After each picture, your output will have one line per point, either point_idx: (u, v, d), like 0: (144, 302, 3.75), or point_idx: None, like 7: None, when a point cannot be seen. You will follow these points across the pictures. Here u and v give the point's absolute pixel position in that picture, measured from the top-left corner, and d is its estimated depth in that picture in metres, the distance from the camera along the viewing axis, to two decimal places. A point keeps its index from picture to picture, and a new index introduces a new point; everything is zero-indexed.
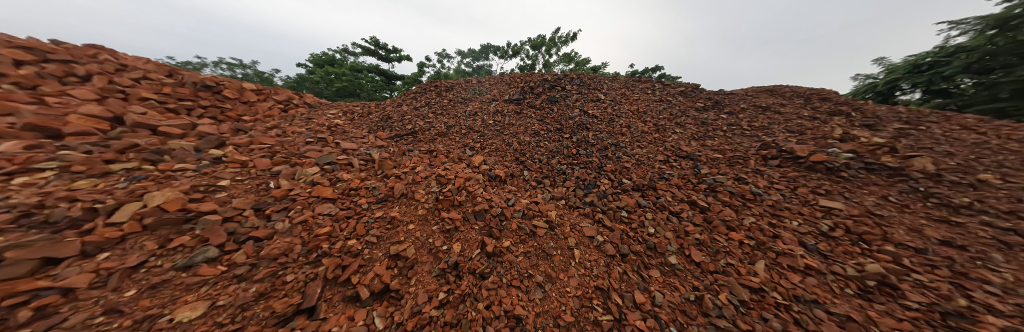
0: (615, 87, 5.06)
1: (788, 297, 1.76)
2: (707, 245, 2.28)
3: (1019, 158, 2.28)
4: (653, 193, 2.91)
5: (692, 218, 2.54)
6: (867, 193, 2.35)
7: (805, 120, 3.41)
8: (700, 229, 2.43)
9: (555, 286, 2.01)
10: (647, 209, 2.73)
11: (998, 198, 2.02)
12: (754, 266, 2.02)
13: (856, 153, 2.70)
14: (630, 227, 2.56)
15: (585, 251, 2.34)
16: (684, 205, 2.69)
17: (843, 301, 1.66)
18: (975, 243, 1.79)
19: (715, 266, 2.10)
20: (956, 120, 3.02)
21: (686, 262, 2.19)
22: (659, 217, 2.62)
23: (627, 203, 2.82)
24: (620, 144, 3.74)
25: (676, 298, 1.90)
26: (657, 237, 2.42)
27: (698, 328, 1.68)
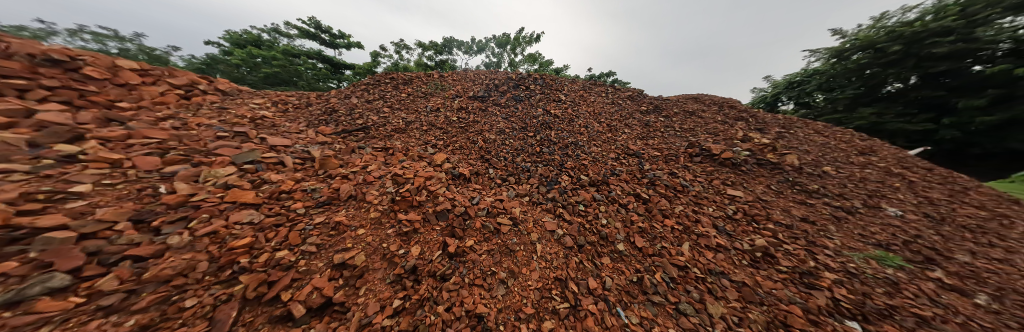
0: (575, 90, 5.36)
1: (705, 271, 2.13)
2: (648, 231, 2.59)
3: (842, 156, 3.21)
4: (605, 188, 3.18)
5: (636, 209, 2.86)
6: (759, 183, 2.96)
7: (722, 124, 4.13)
8: (642, 218, 2.74)
9: (518, 281, 2.05)
10: (600, 202, 2.97)
11: (832, 186, 2.78)
12: (682, 247, 2.38)
13: (752, 151, 3.36)
14: (585, 220, 2.76)
15: (546, 245, 2.44)
16: (630, 198, 3.01)
17: (740, 271, 2.09)
18: (820, 218, 2.43)
19: (654, 250, 2.40)
20: (812, 126, 4.01)
21: (631, 248, 2.46)
22: (610, 209, 2.88)
23: (583, 198, 3.04)
24: (579, 143, 3.99)
25: (623, 281, 2.12)
26: (608, 227, 2.66)
27: (640, 306, 1.91)
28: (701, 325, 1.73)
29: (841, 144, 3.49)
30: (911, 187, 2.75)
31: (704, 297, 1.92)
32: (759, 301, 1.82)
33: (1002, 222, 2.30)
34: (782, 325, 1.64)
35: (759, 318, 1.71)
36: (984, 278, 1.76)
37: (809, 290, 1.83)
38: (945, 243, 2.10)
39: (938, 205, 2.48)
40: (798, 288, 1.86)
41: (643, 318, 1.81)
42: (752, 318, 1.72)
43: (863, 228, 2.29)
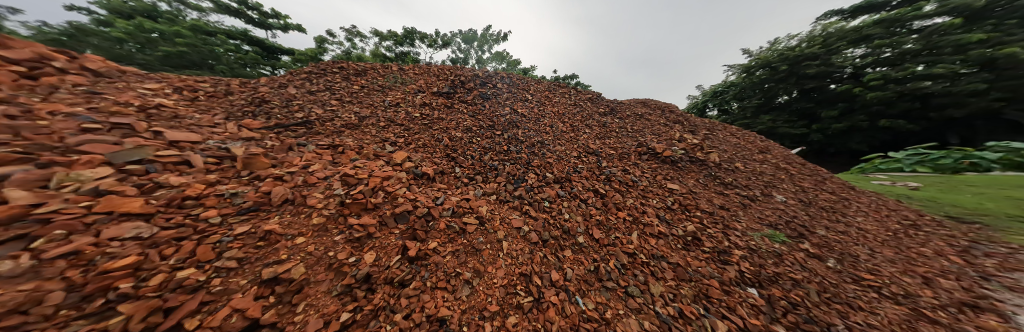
0: (540, 90, 5.53)
1: (649, 255, 2.41)
2: (604, 223, 2.82)
3: (750, 154, 3.94)
4: (568, 184, 3.36)
5: (595, 203, 3.08)
6: (691, 177, 3.45)
7: (664, 126, 4.70)
8: (599, 212, 2.97)
9: (483, 280, 2.04)
10: (562, 198, 3.13)
11: (742, 179, 3.41)
12: (631, 236, 2.64)
13: (686, 149, 3.90)
14: (549, 216, 2.86)
15: (512, 242, 2.47)
16: (589, 193, 3.23)
17: (677, 253, 2.41)
18: (734, 206, 2.95)
19: (609, 240, 2.62)
20: (730, 129, 4.83)
21: (590, 240, 2.63)
22: (572, 204, 3.05)
23: (548, 194, 3.16)
24: (545, 141, 4.13)
25: (583, 271, 2.26)
26: (570, 221, 2.82)
27: (596, 292, 2.07)
28: (647, 304, 1.96)
29: (749, 144, 4.29)
30: (792, 178, 3.53)
31: (648, 279, 2.18)
32: (688, 279, 2.16)
33: (842, 204, 3.12)
34: (704, 298, 2.00)
35: (688, 293, 2.04)
36: (828, 247, 2.40)
37: (723, 265, 2.25)
38: (811, 220, 2.76)
39: (806, 193, 3.25)
40: (716, 265, 2.26)
41: (598, 303, 1.98)
42: (682, 295, 2.03)
43: (762, 211, 2.85)
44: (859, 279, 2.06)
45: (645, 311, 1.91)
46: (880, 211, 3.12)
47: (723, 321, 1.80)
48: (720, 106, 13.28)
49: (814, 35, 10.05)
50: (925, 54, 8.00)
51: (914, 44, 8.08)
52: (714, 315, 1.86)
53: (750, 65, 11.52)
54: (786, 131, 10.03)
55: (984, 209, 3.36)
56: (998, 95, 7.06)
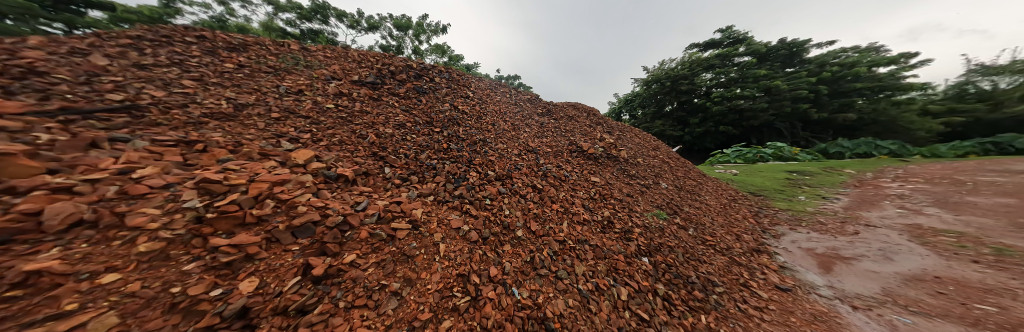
0: (481, 87, 5.46)
1: (576, 240, 2.70)
2: (540, 215, 2.98)
3: (649, 151, 4.93)
4: (509, 182, 3.41)
5: (533, 198, 3.23)
6: (609, 170, 4.07)
7: (589, 127, 5.38)
8: (535, 205, 3.13)
9: (414, 288, 1.86)
10: (503, 195, 3.16)
11: (642, 170, 4.21)
12: (562, 226, 2.89)
13: (605, 147, 4.55)
14: (490, 214, 2.83)
15: (450, 243, 2.33)
16: (526, 189, 3.36)
17: (597, 236, 2.79)
18: (638, 193, 3.62)
19: (545, 231, 2.78)
20: (636, 131, 5.92)
21: (528, 232, 2.72)
22: (512, 200, 3.11)
23: (489, 192, 3.13)
24: (487, 140, 4.10)
25: (520, 262, 2.33)
26: (509, 217, 2.85)
27: (531, 281, 2.18)
28: (573, 284, 2.21)
29: (648, 144, 5.38)
30: (672, 169, 4.57)
31: (574, 261, 2.44)
32: (604, 256, 2.52)
33: (701, 187, 4.25)
34: (615, 271, 2.38)
35: (603, 269, 2.39)
36: (691, 219, 3.23)
37: (628, 242, 2.74)
38: (682, 200, 3.64)
39: (681, 180, 4.27)
40: (623, 242, 2.72)
41: (532, 291, 2.09)
42: (599, 271, 2.36)
43: (654, 196, 3.60)
44: (706, 241, 2.86)
45: (570, 290, 2.14)
46: (720, 192, 4.41)
47: (627, 289, 2.19)
48: (629, 112, 15.97)
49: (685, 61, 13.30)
50: (743, 80, 11.68)
51: (735, 74, 11.82)
52: (622, 284, 2.25)
53: (648, 79, 14.32)
54: (669, 132, 13.20)
55: (766, 187, 5.21)
56: (775, 112, 11.03)
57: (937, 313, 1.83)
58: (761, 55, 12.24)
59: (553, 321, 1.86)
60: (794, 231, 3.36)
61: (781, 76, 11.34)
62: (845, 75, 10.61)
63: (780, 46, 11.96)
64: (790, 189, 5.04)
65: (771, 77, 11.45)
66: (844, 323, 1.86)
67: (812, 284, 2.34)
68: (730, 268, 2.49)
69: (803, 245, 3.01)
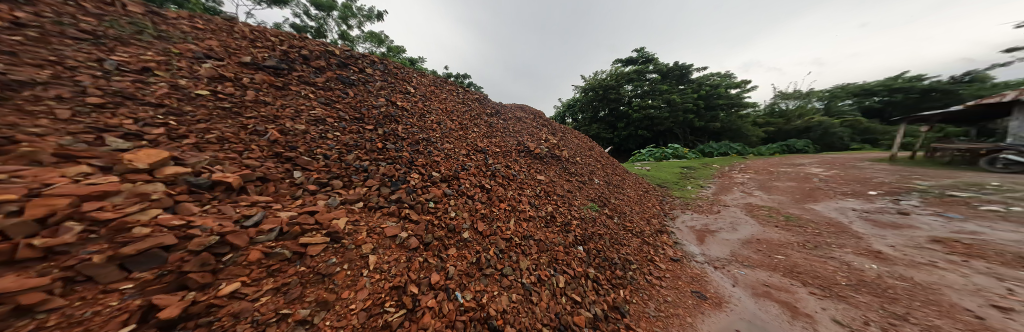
0: (424, 83, 5.13)
1: (522, 236, 2.63)
2: (488, 215, 2.69)
3: (585, 152, 5.48)
4: (457, 183, 2.94)
5: (480, 198, 2.88)
6: (553, 168, 4.28)
7: (535, 128, 5.63)
8: (484, 206, 2.80)
9: (331, 312, 1.30)
10: (455, 198, 2.68)
11: (580, 168, 4.63)
12: (508, 223, 2.72)
13: (549, 148, 4.80)
14: (438, 218, 2.32)
15: (383, 253, 1.77)
16: (476, 190, 2.98)
17: (540, 230, 2.84)
18: (577, 190, 3.92)
19: (492, 230, 2.53)
20: (576, 133, 6.50)
21: (474, 233, 2.39)
22: (461, 201, 2.66)
23: (434, 194, 2.58)
24: (432, 139, 3.53)
25: (465, 265, 2.03)
26: (455, 219, 2.41)
27: (476, 282, 1.94)
28: (516, 279, 2.14)
29: (585, 145, 5.98)
30: (603, 167, 5.19)
31: (518, 257, 2.37)
32: (546, 249, 2.58)
33: (624, 181, 5.03)
34: (554, 261, 2.49)
35: (545, 260, 2.46)
36: (616, 209, 3.75)
37: (566, 233, 2.93)
38: (609, 194, 4.15)
39: (610, 176, 4.92)
40: (563, 234, 2.89)
41: (477, 293, 1.86)
42: (540, 262, 2.41)
43: (590, 191, 4.00)
44: (626, 227, 3.36)
45: (514, 285, 2.07)
46: (638, 184, 5.26)
47: (564, 277, 2.32)
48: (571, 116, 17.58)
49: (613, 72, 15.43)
50: (652, 92, 14.36)
51: (647, 87, 14.47)
52: (560, 273, 2.36)
53: (586, 86, 16.10)
54: (600, 133, 15.29)
55: (669, 180, 6.46)
56: (675, 120, 13.95)
57: (757, 265, 2.63)
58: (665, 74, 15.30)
59: (495, 318, 1.74)
60: (686, 214, 4.26)
61: (679, 92, 14.35)
62: (714, 94, 14.20)
63: (678, 68, 14.98)
64: (683, 181, 6.41)
65: (671, 92, 14.30)
66: (708, 280, 2.47)
67: (691, 253, 3.02)
68: (642, 249, 2.97)
69: (688, 224, 3.86)
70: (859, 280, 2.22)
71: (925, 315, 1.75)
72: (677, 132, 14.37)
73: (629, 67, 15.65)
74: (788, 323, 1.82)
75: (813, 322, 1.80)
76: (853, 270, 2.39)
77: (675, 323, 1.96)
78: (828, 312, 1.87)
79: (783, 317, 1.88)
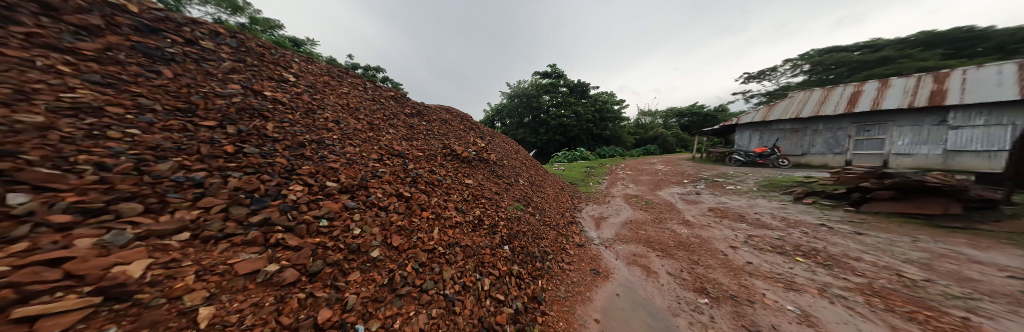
0: (316, 73, 4.11)
1: (445, 244, 2.16)
2: (406, 227, 2.03)
3: (510, 154, 5.74)
4: (361, 192, 2.09)
5: (397, 208, 2.16)
6: (482, 171, 4.13)
7: (463, 131, 5.39)
8: (400, 216, 2.10)
9: None
10: (363, 211, 1.92)
11: (506, 171, 4.77)
12: (432, 232, 2.18)
13: (478, 151, 4.62)
14: (339, 240, 1.60)
15: (227, 301, 1.01)
16: (393, 199, 2.23)
17: (467, 236, 2.43)
18: (506, 193, 3.91)
19: (411, 243, 1.93)
20: (502, 137, 6.73)
21: (387, 250, 1.75)
22: (368, 214, 1.93)
23: (331, 209, 1.78)
24: (325, 141, 2.53)
25: (372, 290, 1.45)
26: (360, 237, 1.69)
27: (385, 307, 1.42)
28: (437, 292, 1.73)
29: (510, 148, 6.27)
30: (526, 169, 5.57)
31: (442, 267, 1.94)
32: (472, 254, 2.26)
33: (544, 180, 5.62)
34: (481, 265, 2.22)
35: (471, 265, 2.14)
36: (537, 207, 4.11)
37: (494, 233, 2.74)
38: (531, 193, 4.48)
39: (532, 177, 5.35)
40: (491, 236, 2.68)
41: (386, 321, 1.34)
42: (466, 268, 2.08)
43: (516, 192, 4.14)
44: (545, 221, 3.74)
45: (434, 299, 1.67)
46: (556, 183, 5.98)
47: (489, 279, 2.12)
48: (500, 120, 18.97)
49: (535, 84, 17.24)
50: (565, 104, 16.90)
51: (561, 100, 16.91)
52: (485, 275, 2.14)
53: (512, 94, 17.75)
54: (525, 137, 16.84)
55: (578, 178, 7.70)
56: (583, 128, 16.78)
57: (631, 240, 3.46)
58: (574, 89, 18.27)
59: None
60: (590, 207, 5.13)
61: (584, 105, 17.47)
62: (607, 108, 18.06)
63: (582, 84, 18.23)
64: (587, 178, 7.81)
65: (578, 104, 17.29)
66: (601, 258, 3.06)
67: (590, 238, 3.65)
68: (557, 239, 3.38)
69: (591, 213, 4.72)
70: (679, 242, 3.26)
71: (706, 259, 2.78)
72: (585, 138, 17.37)
73: (546, 80, 17.77)
74: (646, 280, 2.47)
75: (657, 276, 2.54)
76: (680, 235, 3.50)
77: (577, 300, 2.27)
78: (665, 267, 2.68)
79: (642, 276, 2.56)
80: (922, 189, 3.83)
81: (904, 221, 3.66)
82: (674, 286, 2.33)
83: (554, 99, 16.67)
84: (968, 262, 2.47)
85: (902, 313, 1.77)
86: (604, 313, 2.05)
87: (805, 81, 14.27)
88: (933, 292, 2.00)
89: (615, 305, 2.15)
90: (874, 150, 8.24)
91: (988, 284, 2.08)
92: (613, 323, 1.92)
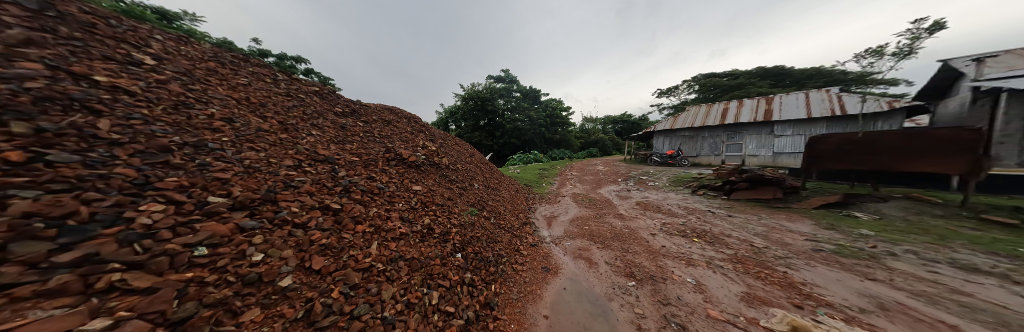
0: (194, 57, 3.16)
1: (385, 260, 1.90)
2: (334, 245, 1.73)
3: (463, 157, 5.58)
4: (268, 208, 1.68)
5: (319, 225, 1.81)
6: (432, 175, 3.88)
7: (411, 133, 4.98)
8: (327, 234, 1.79)
9: None
10: (270, 232, 1.53)
11: (460, 175, 4.61)
12: (369, 249, 1.90)
13: (427, 155, 4.32)
14: (230, 272, 1.18)
15: None
16: (316, 213, 1.89)
17: (413, 248, 2.21)
18: (459, 198, 3.75)
19: (339, 264, 1.64)
20: (454, 139, 6.51)
21: (304, 275, 1.42)
22: (278, 235, 1.54)
23: (214, 233, 1.29)
24: (207, 143, 1.92)
25: (282, 327, 1.13)
26: (265, 264, 1.32)
27: None
28: (372, 316, 1.48)
29: (464, 151, 6.11)
30: (480, 172, 5.50)
31: (382, 285, 1.69)
32: (419, 267, 2.06)
33: (499, 183, 5.66)
34: (429, 277, 2.04)
35: (418, 278, 1.96)
36: (492, 210, 4.08)
37: (445, 242, 2.59)
38: (485, 197, 4.43)
39: (488, 181, 5.33)
40: (441, 244, 2.52)
41: None
42: (411, 283, 1.87)
43: (470, 197, 4.03)
44: (500, 225, 3.74)
45: (370, 325, 1.42)
46: (511, 186, 6.12)
47: (438, 291, 1.96)
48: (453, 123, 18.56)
49: (489, 87, 17.31)
50: (519, 109, 17.49)
51: (516, 104, 17.44)
52: (434, 288, 1.97)
53: (466, 96, 17.53)
54: (481, 140, 16.73)
55: (532, 180, 8.04)
56: (537, 131, 17.61)
57: (576, 235, 3.78)
58: (528, 94, 19.11)
59: None
60: (543, 207, 5.39)
61: (536, 110, 18.44)
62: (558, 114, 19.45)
63: (532, 90, 19.29)
64: (540, 180, 8.22)
65: (529, 109, 18.16)
66: (552, 255, 3.24)
67: (543, 237, 3.83)
68: (511, 241, 3.43)
69: (544, 213, 4.97)
70: (615, 234, 3.71)
71: (632, 246, 3.25)
72: (538, 142, 18.27)
73: (499, 84, 18.06)
74: (589, 272, 2.73)
75: (597, 266, 2.84)
76: (617, 227, 4.00)
77: (529, 299, 2.32)
78: (605, 257, 3.01)
79: (586, 268, 2.81)
80: (763, 181, 5.36)
81: (754, 204, 5.03)
82: (610, 273, 2.64)
83: (508, 103, 17.10)
84: (786, 231, 3.55)
85: (753, 273, 2.43)
86: (553, 309, 2.15)
87: (697, 98, 18.33)
88: (769, 256, 2.79)
89: (562, 298, 2.29)
90: (736, 152, 11.07)
91: (796, 246, 3.02)
92: (559, 317, 2.01)
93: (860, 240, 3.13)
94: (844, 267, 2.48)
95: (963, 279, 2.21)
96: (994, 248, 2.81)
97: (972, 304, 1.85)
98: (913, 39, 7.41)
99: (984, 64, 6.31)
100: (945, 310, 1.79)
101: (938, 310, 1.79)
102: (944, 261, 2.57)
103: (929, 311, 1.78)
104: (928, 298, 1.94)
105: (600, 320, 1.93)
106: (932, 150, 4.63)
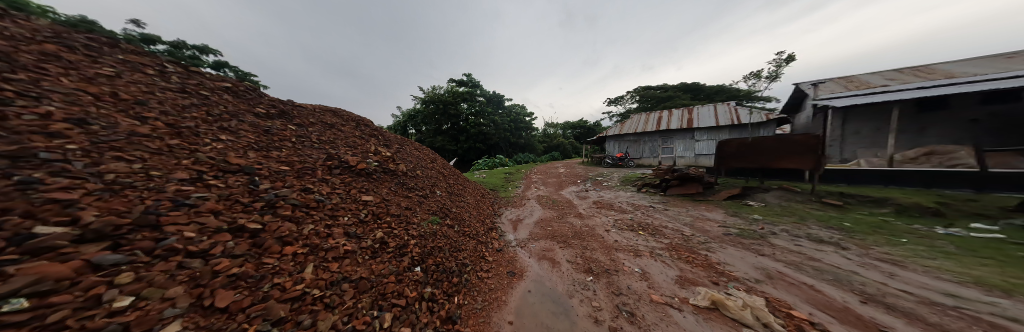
0: (16, 36, 2.31)
1: (322, 286, 1.64)
2: (250, 274, 1.44)
3: (422, 163, 5.25)
4: (144, 236, 1.30)
5: (228, 251, 1.49)
6: (385, 183, 3.55)
7: (360, 138, 4.49)
8: (239, 261, 1.48)
9: None
10: (146, 267, 1.17)
11: (420, 182, 4.32)
12: (302, 273, 1.64)
13: (379, 162, 3.94)
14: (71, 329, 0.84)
15: None
16: (223, 237, 1.55)
17: (359, 267, 1.96)
18: (417, 206, 3.49)
19: (259, 296, 1.36)
20: (412, 144, 6.09)
21: (203, 316, 1.13)
22: (160, 270, 1.19)
23: (43, 276, 0.93)
24: (36, 153, 1.41)
25: None
26: (136, 310, 0.99)
27: None
28: None
29: (424, 157, 5.77)
30: (443, 178, 5.27)
31: (318, 315, 1.45)
32: (368, 287, 1.83)
33: (463, 188, 5.51)
34: (381, 297, 1.83)
35: (366, 300, 1.74)
36: (456, 217, 3.91)
37: (401, 256, 2.36)
38: (448, 203, 4.24)
39: (451, 186, 5.11)
40: (396, 259, 2.29)
41: None
42: (357, 307, 1.65)
43: (431, 204, 3.79)
44: (464, 232, 3.60)
45: None
46: (476, 191, 5.99)
47: (391, 312, 1.76)
48: (414, 127, 17.53)
49: (451, 91, 16.90)
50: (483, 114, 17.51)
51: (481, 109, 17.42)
52: (386, 310, 1.77)
53: (427, 99, 16.79)
54: (445, 145, 16.26)
55: (497, 184, 8.04)
56: (503, 136, 17.82)
57: (540, 237, 3.89)
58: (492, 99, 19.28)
59: None
60: (509, 211, 5.41)
61: (501, 115, 18.65)
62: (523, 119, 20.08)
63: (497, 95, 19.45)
64: (506, 183, 8.27)
65: (494, 114, 18.23)
66: (517, 258, 3.25)
67: (509, 241, 3.83)
68: (475, 249, 3.32)
69: (509, 217, 5.00)
70: (574, 232, 3.94)
71: (587, 242, 3.50)
72: (504, 146, 18.44)
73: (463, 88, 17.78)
74: (552, 271, 2.83)
75: (560, 264, 2.96)
76: (577, 226, 4.25)
77: (494, 306, 2.25)
78: (567, 255, 3.17)
79: (549, 268, 2.90)
80: (689, 178, 6.36)
81: (683, 198, 5.91)
82: (571, 270, 2.78)
83: (472, 107, 16.88)
84: (707, 220, 4.22)
85: (683, 258, 2.84)
86: (517, 313, 2.12)
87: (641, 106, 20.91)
88: (694, 242, 3.29)
89: (528, 300, 2.31)
90: (671, 153, 12.87)
91: (712, 232, 3.62)
92: (524, 321, 2.00)
93: (755, 224, 3.92)
94: (745, 246, 3.06)
95: (815, 248, 2.95)
96: (832, 223, 3.84)
97: (821, 267, 2.48)
98: (779, 66, 9.79)
99: (820, 87, 8.65)
100: (806, 274, 2.36)
101: (803, 274, 2.34)
102: (805, 235, 3.39)
103: (797, 276, 2.32)
104: (797, 265, 2.52)
105: (561, 318, 1.98)
106: (789, 151, 6.11)
